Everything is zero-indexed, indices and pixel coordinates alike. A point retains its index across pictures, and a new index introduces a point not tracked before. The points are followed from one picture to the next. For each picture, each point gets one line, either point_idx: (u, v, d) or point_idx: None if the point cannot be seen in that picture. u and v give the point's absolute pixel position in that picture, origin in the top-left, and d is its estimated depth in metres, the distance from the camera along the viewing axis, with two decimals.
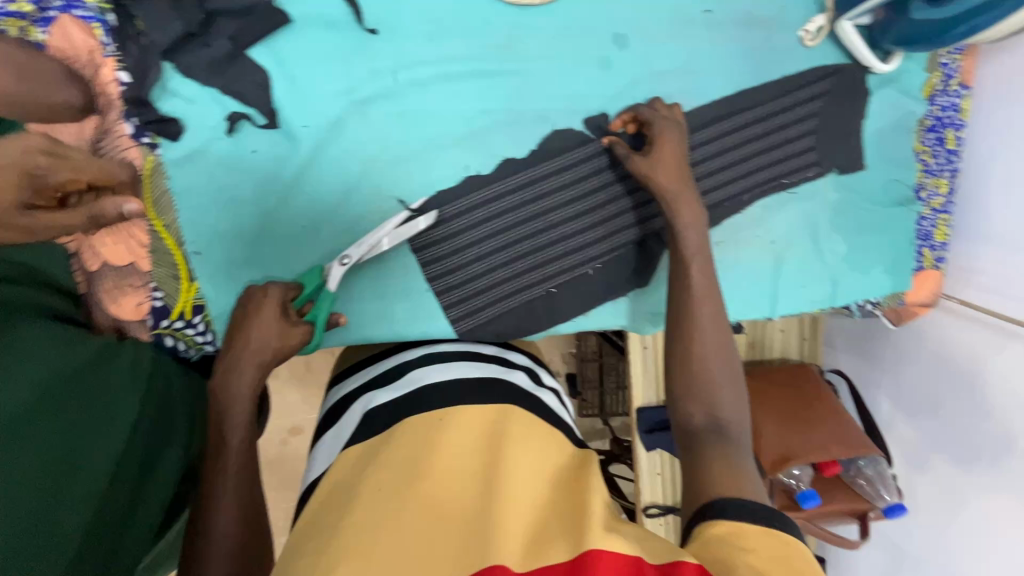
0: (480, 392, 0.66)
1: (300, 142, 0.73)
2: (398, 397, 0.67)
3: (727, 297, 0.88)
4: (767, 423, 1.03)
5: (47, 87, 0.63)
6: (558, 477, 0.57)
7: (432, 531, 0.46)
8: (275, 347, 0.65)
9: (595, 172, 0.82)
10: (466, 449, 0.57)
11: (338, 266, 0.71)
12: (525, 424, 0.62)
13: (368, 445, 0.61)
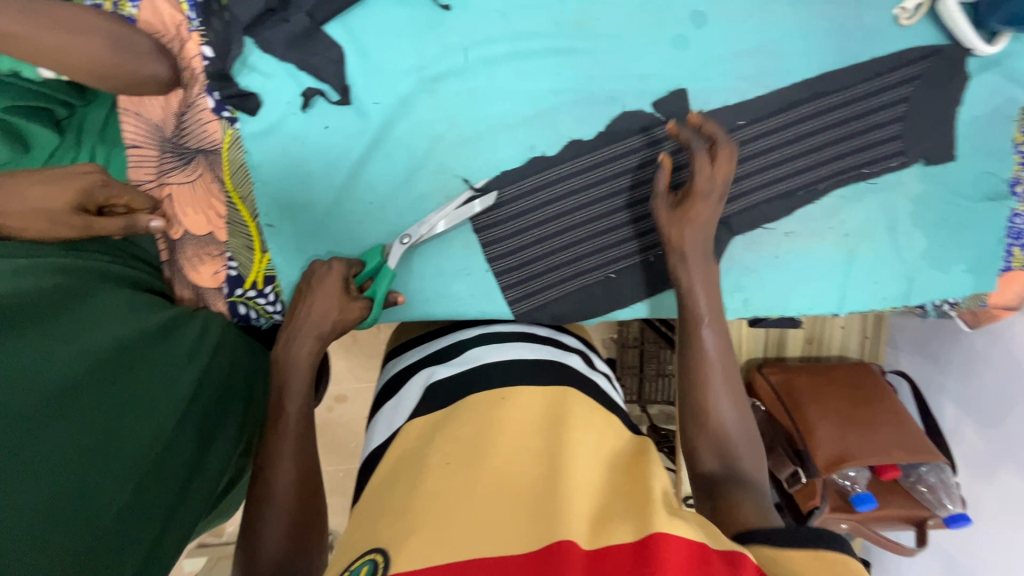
0: (541, 374, 0.67)
1: (371, 119, 0.74)
2: (461, 375, 0.70)
3: (792, 290, 0.86)
4: (824, 421, 1.00)
5: (139, 60, 0.66)
6: (619, 462, 0.57)
7: (501, 507, 0.47)
8: (335, 320, 0.69)
9: (663, 156, 0.79)
10: (528, 429, 0.58)
11: (399, 245, 0.74)
12: (584, 409, 0.62)
13: (433, 419, 0.64)
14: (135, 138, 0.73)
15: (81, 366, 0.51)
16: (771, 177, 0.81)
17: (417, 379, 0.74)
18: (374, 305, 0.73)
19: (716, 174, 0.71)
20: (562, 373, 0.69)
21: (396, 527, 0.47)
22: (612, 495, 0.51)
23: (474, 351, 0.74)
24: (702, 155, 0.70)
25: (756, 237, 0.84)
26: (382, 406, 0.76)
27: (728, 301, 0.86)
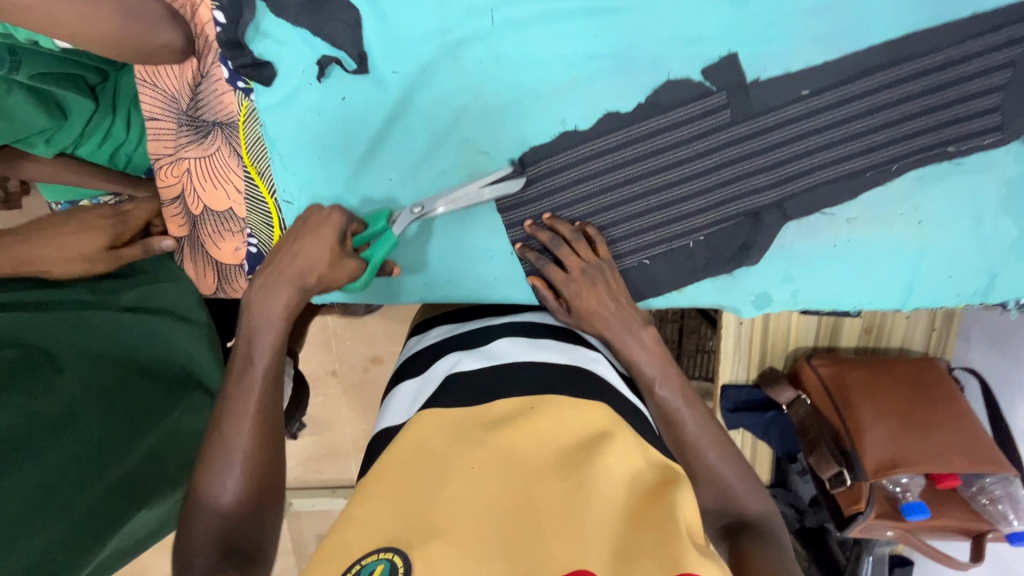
0: (571, 382, 0.65)
1: (390, 91, 0.69)
2: (485, 372, 0.68)
3: (847, 284, 0.78)
4: (875, 423, 0.92)
5: (149, 29, 0.61)
6: (649, 475, 0.54)
7: (523, 524, 0.47)
8: (321, 273, 0.63)
9: (709, 132, 0.72)
10: (556, 439, 0.56)
11: (409, 213, 0.68)
12: (613, 420, 0.60)
13: (461, 418, 0.61)
14: (156, 112, 0.70)
15: (74, 380, 0.71)
16: (835, 156, 0.72)
17: (438, 370, 0.72)
18: (367, 271, 0.67)
19: (574, 276, 0.72)
20: (591, 380, 0.66)
21: (416, 529, 0.47)
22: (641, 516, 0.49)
23: (507, 347, 0.72)
24: (551, 267, 0.73)
25: (812, 224, 0.75)
26: (403, 381, 0.75)
27: (776, 292, 0.79)
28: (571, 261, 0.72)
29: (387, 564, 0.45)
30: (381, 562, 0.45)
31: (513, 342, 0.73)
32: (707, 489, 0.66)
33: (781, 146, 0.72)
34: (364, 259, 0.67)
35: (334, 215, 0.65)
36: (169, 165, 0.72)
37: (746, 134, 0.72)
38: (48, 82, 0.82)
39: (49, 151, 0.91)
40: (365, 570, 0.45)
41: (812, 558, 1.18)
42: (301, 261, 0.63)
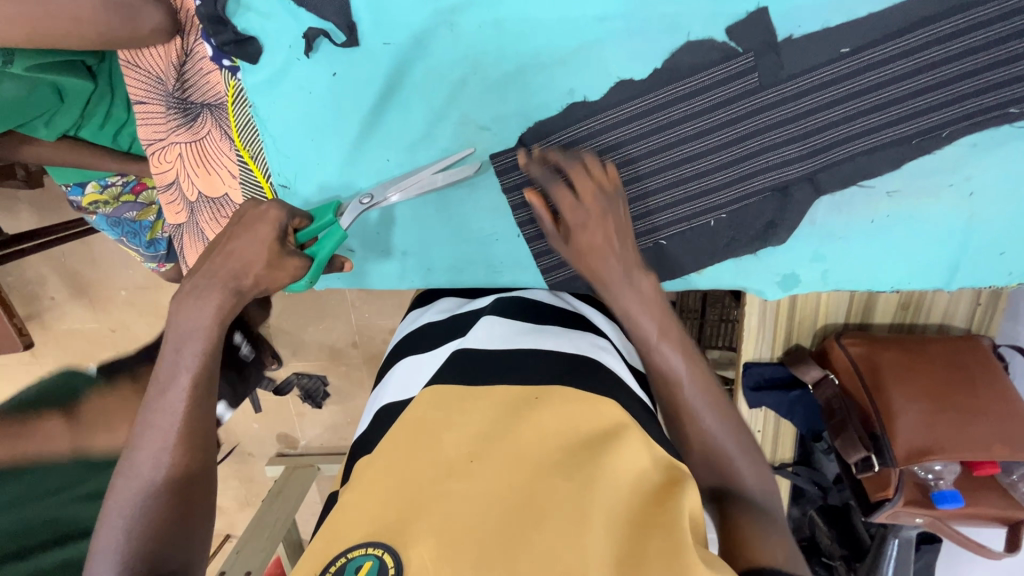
0: (575, 374, 0.62)
1: (382, 64, 0.64)
2: (490, 353, 0.66)
3: (882, 264, 0.71)
4: (910, 407, 0.87)
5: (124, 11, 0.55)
6: (656, 478, 0.52)
7: (522, 523, 0.45)
8: (258, 274, 0.61)
9: (735, 99, 0.65)
10: (557, 433, 0.54)
11: (358, 204, 0.66)
12: (622, 416, 0.57)
13: (460, 389, 0.60)
14: (144, 96, 0.68)
15: None
16: (878, 122, 0.64)
17: (447, 345, 0.70)
18: (311, 269, 0.67)
19: (587, 205, 0.60)
20: (597, 371, 0.64)
21: (408, 525, 0.45)
22: (645, 524, 0.47)
23: (512, 329, 0.69)
24: (562, 191, 0.61)
25: (847, 198, 0.68)
26: (404, 358, 0.72)
27: (804, 272, 0.73)
28: (587, 190, 0.61)
29: (376, 561, 0.44)
30: (369, 558, 0.44)
31: (516, 326, 0.69)
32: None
33: (815, 112, 0.64)
34: (308, 255, 0.66)
35: (274, 211, 0.62)
36: (161, 150, 0.70)
37: (776, 100, 0.64)
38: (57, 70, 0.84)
39: (50, 134, 0.94)
40: (350, 565, 0.44)
41: (834, 533, 1.15)
42: (236, 262, 0.60)
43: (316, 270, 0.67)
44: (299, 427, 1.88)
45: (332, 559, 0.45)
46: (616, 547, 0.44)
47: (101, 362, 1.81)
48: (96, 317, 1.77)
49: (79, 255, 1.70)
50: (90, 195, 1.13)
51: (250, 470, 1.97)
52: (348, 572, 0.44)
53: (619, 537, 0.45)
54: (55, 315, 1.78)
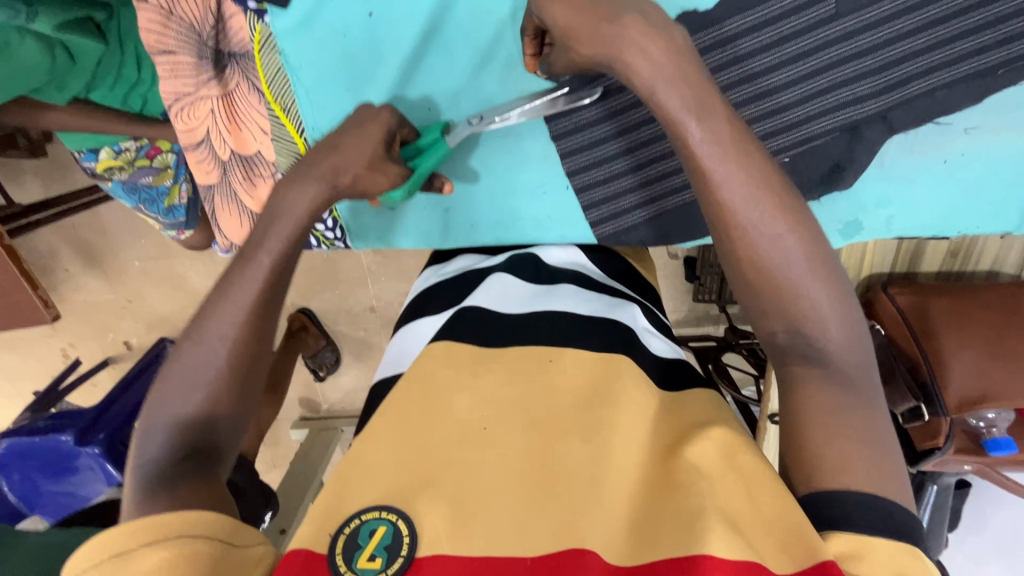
0: (586, 333, 0.61)
1: (424, 3, 0.59)
2: (498, 315, 0.64)
3: (954, 206, 0.68)
4: (963, 354, 0.85)
5: None
6: (672, 432, 0.53)
7: (538, 495, 0.47)
8: (358, 173, 0.57)
9: (806, 30, 0.61)
10: (571, 398, 0.55)
11: (466, 125, 0.61)
12: (638, 377, 0.57)
13: (475, 352, 0.60)
14: (174, 46, 0.62)
15: None
16: (963, 51, 0.59)
17: (455, 305, 0.68)
18: (408, 181, 0.60)
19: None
20: (618, 331, 0.62)
21: (423, 492, 0.47)
22: (661, 482, 0.48)
23: (525, 290, 0.67)
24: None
25: (921, 136, 0.64)
26: (415, 320, 0.70)
27: (869, 219, 0.70)
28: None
29: (390, 527, 0.44)
30: (382, 523, 0.45)
31: (528, 289, 0.68)
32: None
33: (892, 43, 0.60)
34: (408, 167, 0.61)
35: (384, 115, 0.58)
36: (189, 105, 0.65)
37: (850, 30, 0.60)
38: (61, 32, 0.86)
39: (63, 97, 0.95)
40: (365, 527, 0.45)
41: None
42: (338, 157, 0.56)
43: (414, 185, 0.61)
44: (321, 390, 1.89)
45: (346, 522, 0.45)
46: (625, 514, 0.46)
47: (122, 332, 1.82)
48: (110, 287, 1.75)
49: (89, 225, 1.67)
50: (104, 161, 1.10)
51: (274, 433, 1.99)
52: (363, 534, 0.45)
53: (630, 503, 0.47)
54: (69, 287, 1.76)
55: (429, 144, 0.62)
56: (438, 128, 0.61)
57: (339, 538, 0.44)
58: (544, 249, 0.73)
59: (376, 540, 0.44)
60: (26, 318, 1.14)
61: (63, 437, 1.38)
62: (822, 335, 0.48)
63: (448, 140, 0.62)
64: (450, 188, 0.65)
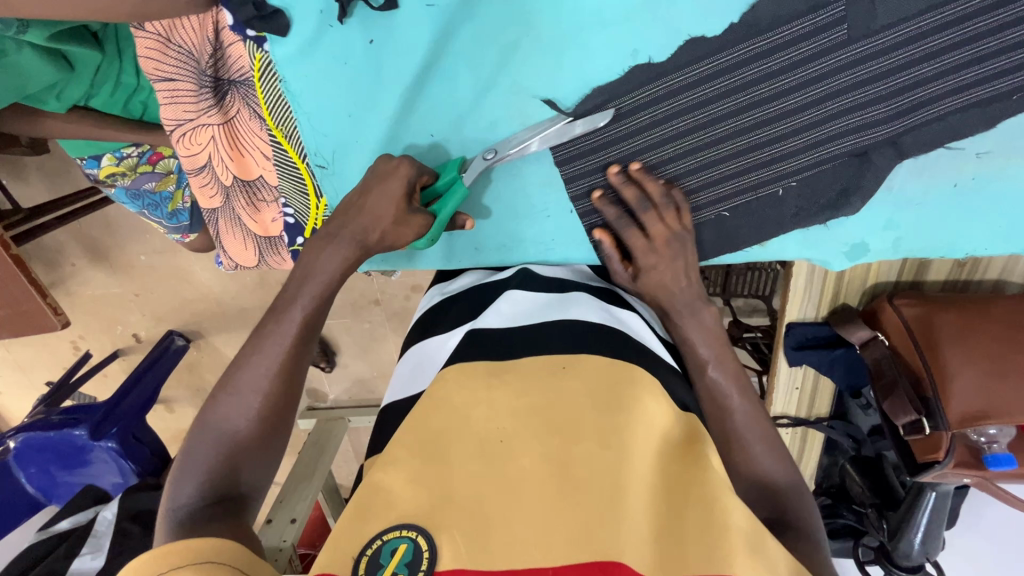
0: (598, 343, 0.64)
1: (425, 29, 0.58)
2: (507, 329, 0.68)
3: (962, 228, 0.67)
4: (965, 369, 0.85)
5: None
6: (682, 444, 0.58)
7: (565, 502, 0.49)
8: (384, 229, 0.58)
9: (815, 56, 0.59)
10: (586, 404, 0.57)
11: (481, 160, 0.62)
12: (654, 389, 0.60)
13: (489, 365, 0.63)
14: (173, 72, 0.62)
15: None
16: (979, 75, 0.57)
17: (466, 322, 0.72)
18: (433, 227, 0.61)
19: (658, 246, 0.64)
20: (625, 340, 0.66)
21: (441, 509, 0.50)
22: (679, 490, 0.52)
23: (536, 303, 0.71)
24: (647, 213, 0.64)
25: (931, 161, 0.63)
26: (426, 339, 0.74)
27: (876, 241, 0.69)
28: (656, 228, 0.64)
29: (410, 543, 0.48)
30: (404, 541, 0.48)
31: (540, 301, 0.71)
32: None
33: (905, 68, 0.58)
34: (431, 212, 0.61)
35: (403, 168, 0.59)
36: (191, 131, 0.65)
37: (863, 55, 0.58)
38: (63, 42, 0.82)
39: (62, 106, 0.93)
40: (385, 547, 0.48)
41: (867, 483, 1.17)
42: (365, 218, 0.58)
43: (439, 229, 0.63)
44: (328, 380, 1.92)
45: (368, 543, 0.49)
46: (650, 521, 0.50)
47: (132, 325, 1.84)
48: (119, 281, 1.76)
49: (94, 220, 1.66)
50: (106, 168, 1.10)
51: None
52: (385, 553, 0.48)
53: (653, 510, 0.51)
54: (77, 281, 1.77)
55: (447, 184, 0.63)
56: (455, 168, 0.62)
57: (362, 560, 0.48)
58: (545, 264, 0.77)
59: (398, 557, 0.48)
60: (38, 325, 1.16)
61: (77, 432, 1.38)
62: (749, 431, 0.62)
63: (465, 176, 0.62)
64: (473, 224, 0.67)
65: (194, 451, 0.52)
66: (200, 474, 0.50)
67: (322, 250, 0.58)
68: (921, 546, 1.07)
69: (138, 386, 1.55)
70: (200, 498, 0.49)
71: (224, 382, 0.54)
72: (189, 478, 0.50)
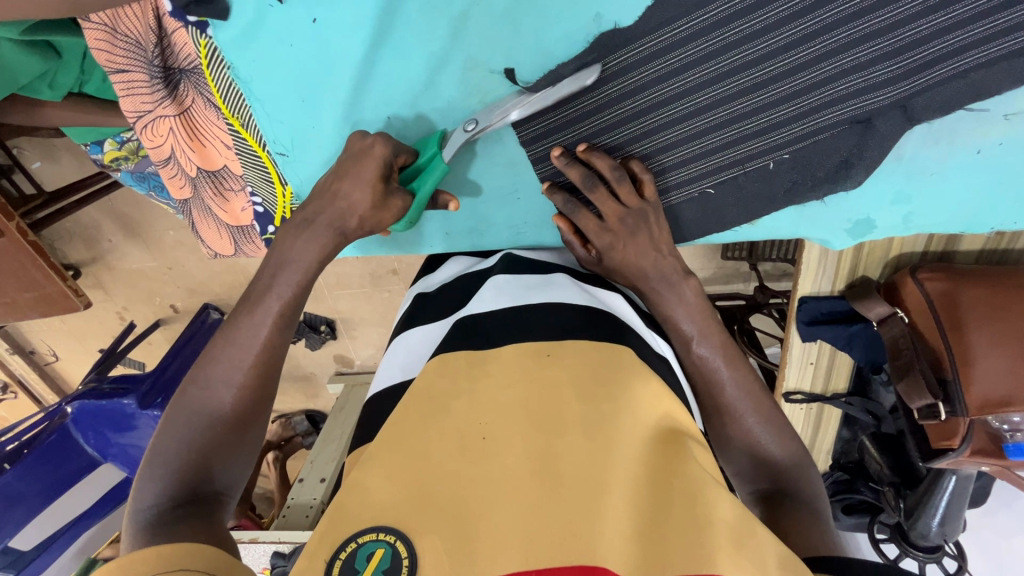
0: (581, 328, 0.62)
1: (368, 5, 0.54)
2: (499, 309, 0.66)
3: (987, 201, 0.60)
4: (991, 351, 0.77)
5: None
6: (672, 430, 0.53)
7: (544, 502, 0.44)
8: (364, 215, 0.61)
9: (808, 9, 0.52)
10: (569, 387, 0.53)
11: (461, 132, 0.59)
12: (639, 366, 0.57)
13: (471, 357, 0.59)
14: (125, 64, 0.62)
15: None
16: (1008, 21, 0.48)
17: (455, 312, 0.70)
18: (412, 208, 0.63)
19: (615, 228, 0.63)
20: (614, 323, 0.63)
21: (417, 509, 0.45)
22: (666, 477, 0.48)
23: (520, 284, 0.69)
24: (616, 194, 0.61)
25: (950, 125, 0.54)
26: (412, 328, 0.73)
27: (882, 216, 0.63)
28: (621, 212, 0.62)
29: (388, 549, 0.43)
30: (380, 545, 0.43)
31: (524, 281, 0.70)
32: (747, 432, 0.63)
33: (914, 19, 0.50)
34: (410, 193, 0.62)
35: (378, 147, 0.59)
36: (151, 123, 0.67)
37: (864, 6, 0.51)
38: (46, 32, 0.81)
39: (56, 95, 0.92)
40: (361, 551, 0.43)
41: (886, 461, 1.11)
42: (338, 205, 0.61)
43: (419, 209, 0.64)
44: (353, 347, 1.90)
45: (341, 546, 0.44)
46: (634, 517, 0.45)
47: (168, 297, 1.92)
48: (152, 256, 1.81)
49: (124, 197, 1.68)
50: (110, 153, 1.10)
51: (314, 388, 2.07)
52: (360, 558, 0.43)
53: (639, 503, 0.46)
54: (116, 256, 1.83)
55: (427, 161, 0.62)
56: (435, 144, 0.60)
57: (334, 564, 0.43)
58: (536, 249, 0.77)
59: (374, 564, 0.43)
60: (60, 306, 1.24)
61: (126, 401, 1.47)
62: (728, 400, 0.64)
63: (445, 151, 0.60)
64: (456, 204, 0.66)
65: (162, 449, 0.56)
66: (165, 470, 0.54)
67: (299, 237, 0.62)
68: (939, 528, 1.02)
69: (178, 358, 1.64)
70: (168, 499, 0.52)
71: (197, 377, 0.59)
72: (155, 473, 0.54)
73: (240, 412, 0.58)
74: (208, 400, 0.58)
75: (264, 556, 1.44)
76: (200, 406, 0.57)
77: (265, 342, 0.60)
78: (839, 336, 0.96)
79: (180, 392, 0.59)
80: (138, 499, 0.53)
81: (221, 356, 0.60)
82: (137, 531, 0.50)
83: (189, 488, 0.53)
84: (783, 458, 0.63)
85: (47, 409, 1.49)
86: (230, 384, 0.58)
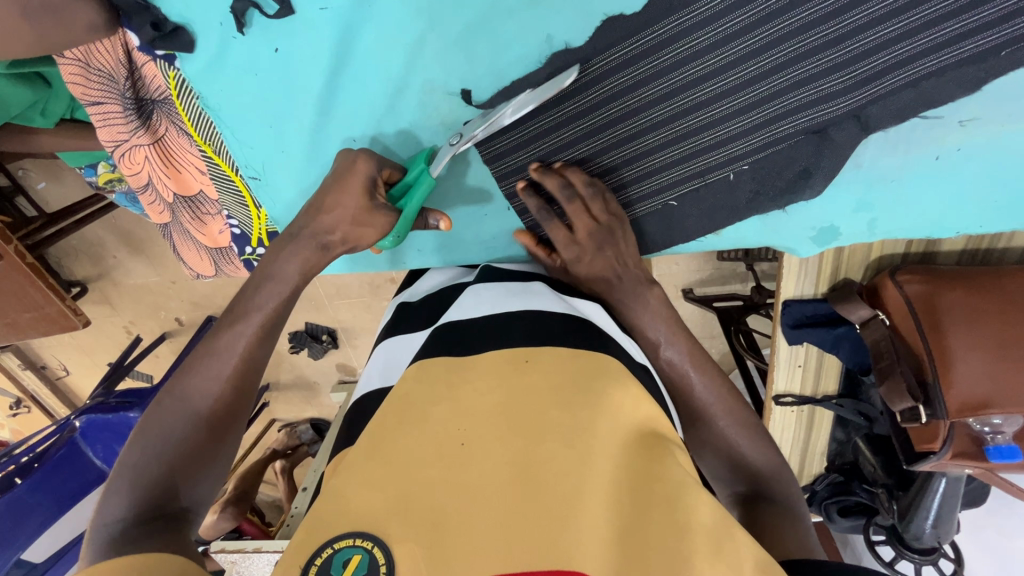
0: (562, 335, 0.61)
1: (325, 36, 0.56)
2: (476, 317, 0.66)
3: (951, 206, 0.60)
4: (971, 352, 0.77)
5: (63, 18, 0.53)
6: (653, 434, 0.52)
7: (521, 509, 0.44)
8: (346, 230, 0.61)
9: (755, 24, 0.52)
10: (545, 391, 0.53)
11: (448, 147, 0.60)
12: (617, 371, 0.57)
13: (450, 363, 0.59)
14: (98, 96, 0.64)
15: None
16: (953, 32, 0.48)
17: (434, 321, 0.70)
18: (398, 225, 0.63)
19: (584, 237, 0.64)
20: (591, 329, 0.63)
21: (396, 514, 0.44)
22: (644, 483, 0.47)
23: (498, 293, 0.69)
24: (580, 203, 0.62)
25: (906, 133, 0.55)
26: (394, 335, 0.72)
27: (846, 223, 0.63)
28: (583, 220, 0.63)
29: (364, 555, 0.42)
30: (357, 551, 0.42)
31: (502, 290, 0.70)
32: (723, 431, 0.64)
33: (860, 31, 0.50)
34: (397, 209, 0.63)
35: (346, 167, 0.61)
36: (128, 152, 0.70)
37: (810, 19, 0.51)
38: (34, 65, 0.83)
39: (49, 123, 0.95)
40: (337, 557, 0.42)
41: (880, 462, 1.11)
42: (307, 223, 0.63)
43: (404, 227, 0.64)
44: (354, 357, 1.92)
45: (317, 551, 0.43)
46: (612, 522, 0.45)
47: (173, 310, 1.95)
48: (156, 271, 1.85)
49: (127, 214, 1.72)
50: (104, 176, 1.12)
51: (317, 397, 2.09)
52: (336, 564, 0.42)
53: (616, 508, 0.46)
54: (120, 272, 1.87)
55: (415, 178, 0.63)
56: (422, 161, 0.61)
57: (310, 569, 0.42)
58: (508, 260, 0.77)
59: (351, 570, 0.42)
60: (62, 325, 1.27)
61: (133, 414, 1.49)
62: (701, 403, 0.65)
63: (432, 166, 0.61)
64: (446, 223, 0.64)
65: (137, 458, 0.57)
66: (139, 480, 0.55)
67: (275, 252, 0.64)
68: (932, 529, 1.02)
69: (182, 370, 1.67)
70: (135, 513, 0.53)
71: (172, 390, 0.61)
72: (130, 482, 0.55)
73: (215, 423, 0.60)
74: (183, 411, 0.59)
75: (268, 564, 1.45)
76: (176, 420, 0.59)
77: (236, 358, 0.62)
78: (826, 340, 0.95)
79: (157, 402, 0.61)
80: (102, 515, 0.54)
81: (197, 367, 0.61)
82: (99, 548, 0.51)
83: (157, 500, 0.54)
84: (756, 459, 0.64)
85: (57, 422, 1.54)
86: (205, 399, 0.60)
